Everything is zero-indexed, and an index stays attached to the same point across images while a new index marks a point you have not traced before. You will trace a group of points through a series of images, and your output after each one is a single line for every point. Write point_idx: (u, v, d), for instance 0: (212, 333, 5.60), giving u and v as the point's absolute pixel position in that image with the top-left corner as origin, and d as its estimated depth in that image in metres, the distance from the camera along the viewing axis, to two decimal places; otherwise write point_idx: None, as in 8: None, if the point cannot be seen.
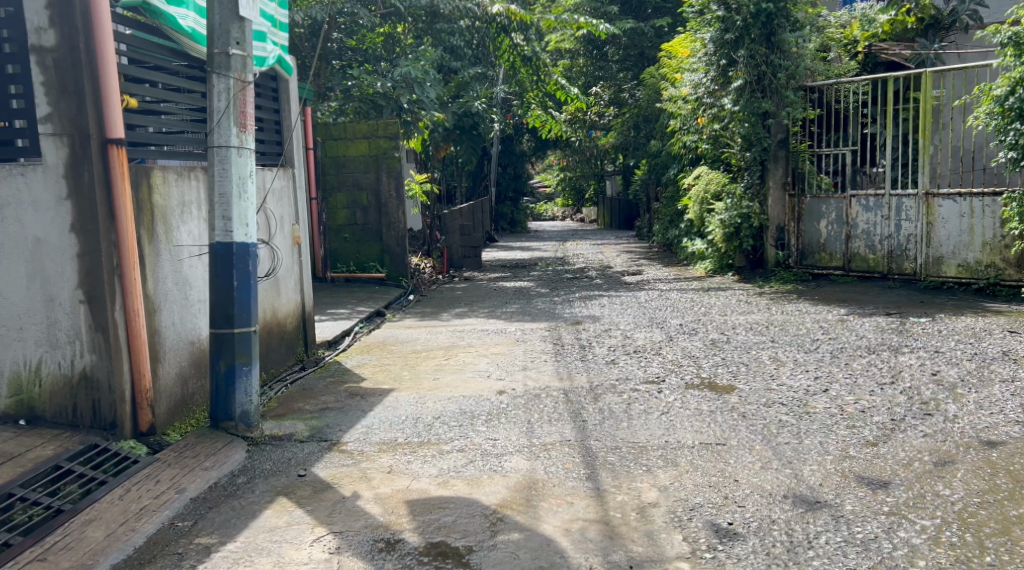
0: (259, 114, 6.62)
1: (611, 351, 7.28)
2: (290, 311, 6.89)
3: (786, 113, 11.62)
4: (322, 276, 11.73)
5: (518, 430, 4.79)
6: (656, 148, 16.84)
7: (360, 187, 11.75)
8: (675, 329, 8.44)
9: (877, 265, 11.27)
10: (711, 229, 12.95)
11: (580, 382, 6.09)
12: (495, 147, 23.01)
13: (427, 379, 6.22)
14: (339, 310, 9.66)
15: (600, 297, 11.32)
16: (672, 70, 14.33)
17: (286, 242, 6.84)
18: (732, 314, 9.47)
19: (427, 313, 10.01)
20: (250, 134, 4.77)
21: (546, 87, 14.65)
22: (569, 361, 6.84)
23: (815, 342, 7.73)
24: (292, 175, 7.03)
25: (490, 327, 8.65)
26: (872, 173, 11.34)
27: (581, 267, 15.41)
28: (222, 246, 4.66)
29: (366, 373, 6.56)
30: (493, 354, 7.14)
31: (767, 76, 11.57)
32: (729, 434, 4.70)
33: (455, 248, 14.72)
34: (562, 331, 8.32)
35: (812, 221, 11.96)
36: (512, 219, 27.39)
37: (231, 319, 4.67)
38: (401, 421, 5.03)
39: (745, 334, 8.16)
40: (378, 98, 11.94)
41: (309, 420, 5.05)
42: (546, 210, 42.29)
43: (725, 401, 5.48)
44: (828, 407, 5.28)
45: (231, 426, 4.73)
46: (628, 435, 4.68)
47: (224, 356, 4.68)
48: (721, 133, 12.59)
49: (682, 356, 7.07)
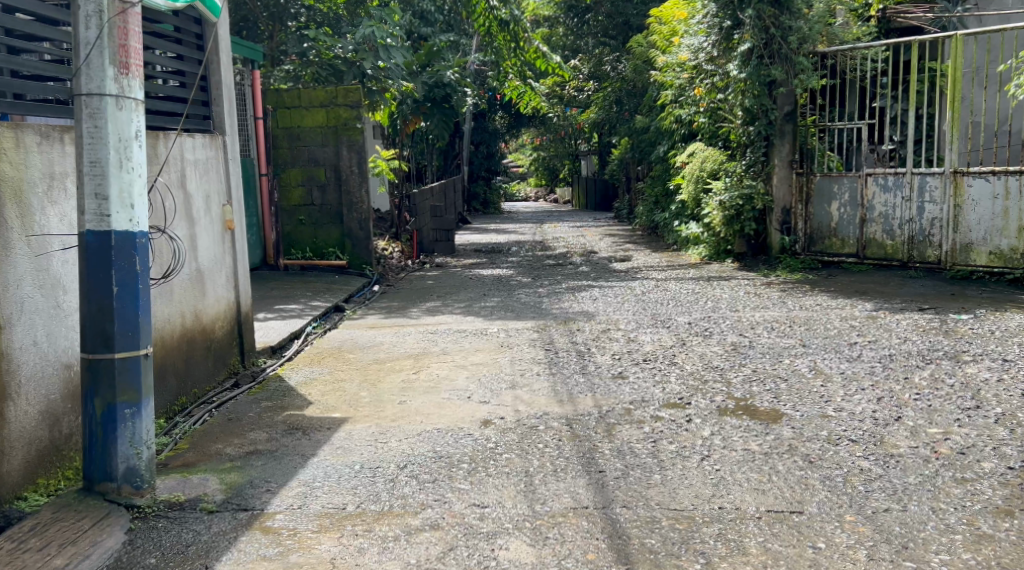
0: (179, 67, 5.52)
1: (617, 360, 6.02)
2: (220, 314, 5.66)
3: (798, 81, 10.22)
4: (274, 264, 10.53)
5: (514, 488, 3.54)
6: (642, 124, 15.53)
7: (317, 161, 10.35)
8: (684, 329, 7.19)
9: (895, 252, 10.01)
10: (708, 211, 11.61)
11: (585, 407, 4.82)
12: (468, 123, 21.55)
13: (391, 404, 4.92)
14: (290, 305, 8.31)
15: (590, 287, 10.05)
16: (664, 36, 13.24)
17: (213, 228, 5.64)
18: (745, 310, 8.22)
19: (393, 308, 8.68)
20: (137, 79, 3.42)
21: (524, 55, 13.16)
22: (568, 375, 5.56)
23: (852, 347, 6.49)
24: (221, 145, 5.88)
25: (466, 327, 7.35)
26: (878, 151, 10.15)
27: (564, 252, 14.12)
28: (93, 236, 3.33)
29: (314, 393, 5.25)
30: (473, 366, 5.85)
31: (777, 39, 10.21)
32: (801, 494, 3.45)
33: (426, 231, 13.44)
34: (552, 332, 7.04)
35: (822, 203, 10.66)
36: (484, 200, 26.04)
37: (109, 340, 3.35)
38: (353, 474, 3.74)
39: (769, 336, 6.92)
40: (337, 63, 10.71)
41: (227, 473, 3.77)
42: (518, 189, 40.81)
43: (777, 438, 4.22)
44: (914, 448, 4.01)
45: (112, 490, 3.39)
46: (665, 498, 3.42)
47: (101, 392, 3.36)
48: (720, 106, 11.39)
49: (702, 367, 5.81)
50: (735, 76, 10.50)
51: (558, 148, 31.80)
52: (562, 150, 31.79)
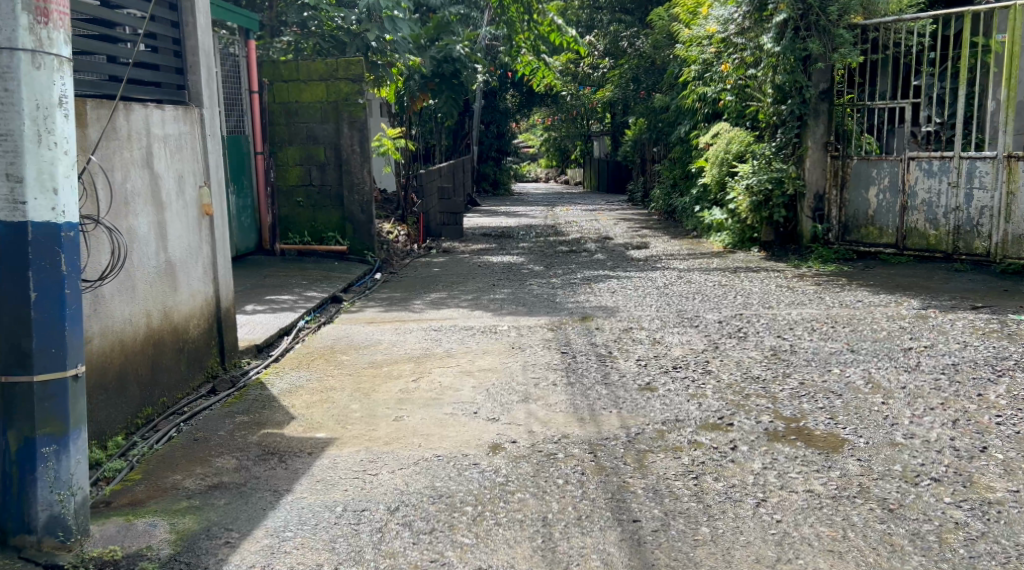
0: (151, 30, 4.89)
1: (644, 367, 5.32)
2: (195, 312, 5.02)
3: (837, 55, 9.40)
4: (270, 250, 9.81)
5: (529, 544, 2.89)
6: (662, 103, 14.79)
7: (316, 139, 9.65)
8: (715, 329, 6.49)
9: (938, 244, 9.26)
10: (734, 196, 10.87)
11: (611, 429, 4.12)
12: (479, 102, 20.74)
13: (385, 421, 4.25)
14: (282, 296, 7.65)
15: (607, 277, 9.35)
16: (687, 10, 12.58)
17: (188, 213, 4.98)
18: (779, 307, 7.50)
19: (395, 299, 8.02)
20: (61, 29, 2.75)
21: (539, 29, 12.53)
22: (588, 387, 4.86)
23: (908, 352, 5.76)
24: (198, 118, 5.23)
25: (473, 324, 6.66)
26: (918, 131, 9.39)
27: (577, 237, 13.43)
28: (5, 228, 2.66)
29: (299, 404, 4.59)
30: (480, 373, 5.17)
31: (815, 10, 9.44)
32: (886, 560, 2.78)
33: (433, 214, 12.79)
34: (568, 331, 6.36)
35: (859, 189, 9.91)
36: (495, 180, 25.37)
37: (26, 359, 2.69)
38: (333, 518, 3.08)
39: (811, 338, 6.21)
40: (340, 34, 10.12)
41: (181, 515, 3.11)
42: (528, 170, 39.98)
43: (843, 475, 3.53)
44: (1014, 493, 3.31)
45: (30, 545, 2.73)
46: (719, 562, 2.76)
47: (16, 424, 2.70)
48: (749, 84, 10.72)
49: (741, 377, 5.10)
50: (768, 49, 9.77)
51: (570, 129, 31.04)
52: (574, 131, 31.09)
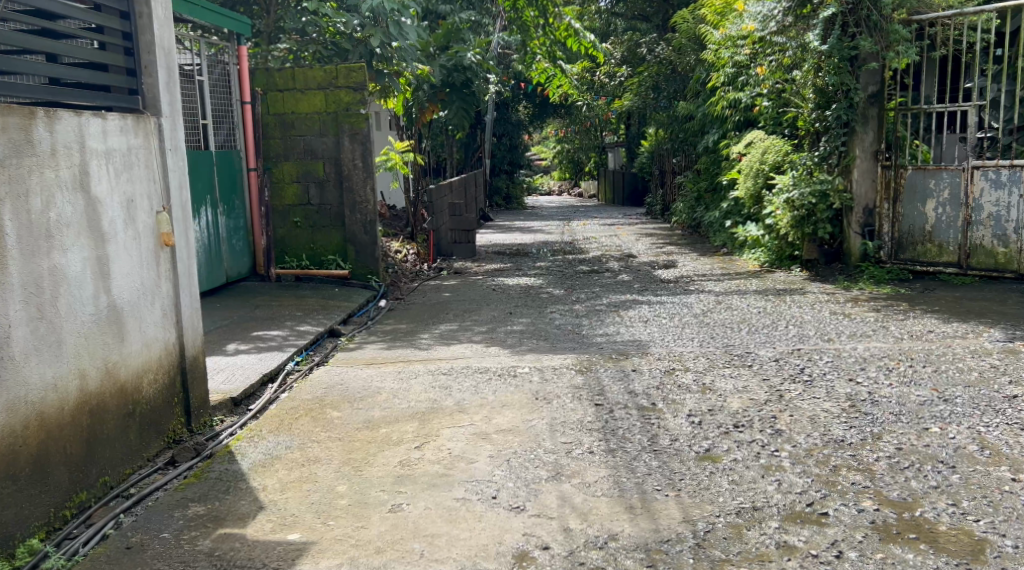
0: (98, 23, 3.98)
1: (697, 426, 4.35)
2: (151, 365, 4.09)
3: (891, 54, 8.33)
4: (264, 275, 8.82)
5: None
6: (687, 111, 13.76)
7: (314, 154, 8.76)
8: (773, 371, 5.51)
9: (1008, 262, 8.22)
10: (771, 209, 9.71)
11: (672, 527, 3.17)
12: (491, 113, 19.81)
13: (381, 513, 3.34)
14: (271, 331, 6.72)
15: (636, 303, 8.36)
16: (715, 11, 11.70)
17: (140, 245, 4.06)
18: (841, 340, 6.49)
19: (401, 332, 7.11)
20: None
21: (555, 34, 11.50)
22: (632, 457, 3.89)
23: (1012, 401, 4.78)
24: (155, 129, 4.30)
25: (489, 365, 5.70)
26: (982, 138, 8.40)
27: (598, 255, 12.46)
28: None
29: (275, 485, 3.70)
30: (499, 436, 4.21)
31: (867, 4, 8.36)
32: None
33: (443, 231, 11.81)
34: (601, 374, 5.39)
35: (914, 202, 8.80)
36: (507, 195, 24.31)
37: None
38: None
39: (891, 383, 5.21)
40: (342, 40, 9.13)
41: None
42: (542, 182, 38.88)
43: None
44: None
45: None
46: None
47: None
48: (787, 88, 9.65)
49: (823, 441, 4.10)
50: (814, 49, 8.75)
51: (584, 140, 30.03)
52: (588, 142, 30.05)
